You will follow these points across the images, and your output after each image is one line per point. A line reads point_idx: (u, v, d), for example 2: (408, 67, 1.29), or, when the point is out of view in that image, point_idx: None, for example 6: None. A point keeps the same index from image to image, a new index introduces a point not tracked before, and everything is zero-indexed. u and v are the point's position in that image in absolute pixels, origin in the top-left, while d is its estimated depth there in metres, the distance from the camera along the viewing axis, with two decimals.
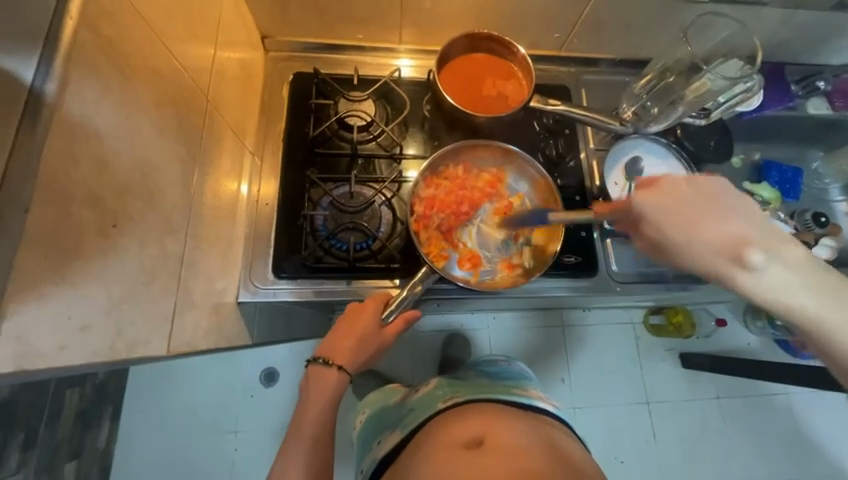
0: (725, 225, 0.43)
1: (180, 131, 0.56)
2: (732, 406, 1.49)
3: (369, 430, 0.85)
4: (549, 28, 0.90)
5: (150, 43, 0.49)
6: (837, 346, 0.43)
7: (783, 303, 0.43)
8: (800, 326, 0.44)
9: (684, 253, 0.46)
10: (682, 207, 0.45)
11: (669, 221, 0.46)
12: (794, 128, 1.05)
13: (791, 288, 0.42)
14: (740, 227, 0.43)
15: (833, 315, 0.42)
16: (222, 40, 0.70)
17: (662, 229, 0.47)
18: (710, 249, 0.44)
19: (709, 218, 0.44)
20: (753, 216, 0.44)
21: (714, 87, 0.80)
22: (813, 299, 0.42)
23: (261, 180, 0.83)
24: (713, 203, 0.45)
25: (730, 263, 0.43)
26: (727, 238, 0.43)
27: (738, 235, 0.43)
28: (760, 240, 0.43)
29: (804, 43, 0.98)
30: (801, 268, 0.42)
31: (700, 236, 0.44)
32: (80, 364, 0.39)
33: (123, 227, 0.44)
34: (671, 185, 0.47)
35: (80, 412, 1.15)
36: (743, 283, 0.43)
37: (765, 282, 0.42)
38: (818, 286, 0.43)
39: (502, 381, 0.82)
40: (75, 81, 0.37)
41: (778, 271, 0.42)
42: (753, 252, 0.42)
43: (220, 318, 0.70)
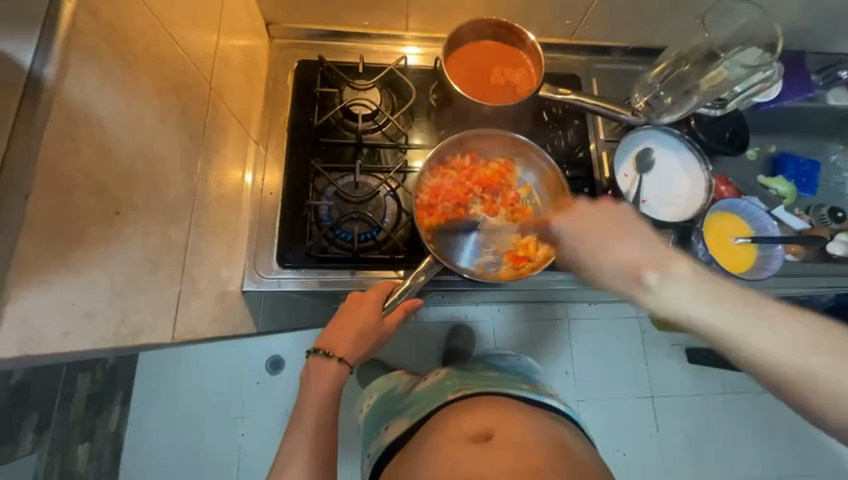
0: (624, 249, 0.52)
1: (182, 118, 0.55)
2: (738, 402, 1.48)
3: (376, 417, 0.86)
4: (560, 14, 0.87)
5: (152, 27, 0.48)
6: (766, 368, 0.44)
7: (692, 319, 0.47)
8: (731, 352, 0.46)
9: (599, 273, 0.54)
10: (592, 234, 0.55)
11: (586, 251, 0.55)
12: (813, 119, 1.02)
13: (692, 308, 0.47)
14: (643, 250, 0.51)
15: (746, 332, 0.45)
16: (225, 26, 0.69)
17: (578, 251, 0.57)
18: (612, 268, 0.53)
19: (611, 239, 0.53)
20: (648, 243, 0.52)
21: (731, 76, 0.78)
22: (723, 320, 0.45)
23: (266, 169, 0.83)
24: (617, 226, 0.54)
25: (633, 285, 0.51)
26: (615, 261, 0.52)
27: (635, 261, 0.51)
28: (653, 262, 0.50)
29: (827, 30, 0.94)
30: (699, 282, 0.47)
31: (605, 254, 0.53)
32: (85, 349, 0.40)
33: (126, 214, 0.44)
34: (586, 214, 0.57)
35: (91, 396, 1.17)
36: (645, 300, 0.50)
37: (665, 298, 0.48)
38: (725, 302, 0.46)
39: (510, 375, 0.81)
40: (76, 66, 0.36)
41: (677, 286, 0.48)
42: (646, 273, 0.50)
43: (225, 307, 0.70)
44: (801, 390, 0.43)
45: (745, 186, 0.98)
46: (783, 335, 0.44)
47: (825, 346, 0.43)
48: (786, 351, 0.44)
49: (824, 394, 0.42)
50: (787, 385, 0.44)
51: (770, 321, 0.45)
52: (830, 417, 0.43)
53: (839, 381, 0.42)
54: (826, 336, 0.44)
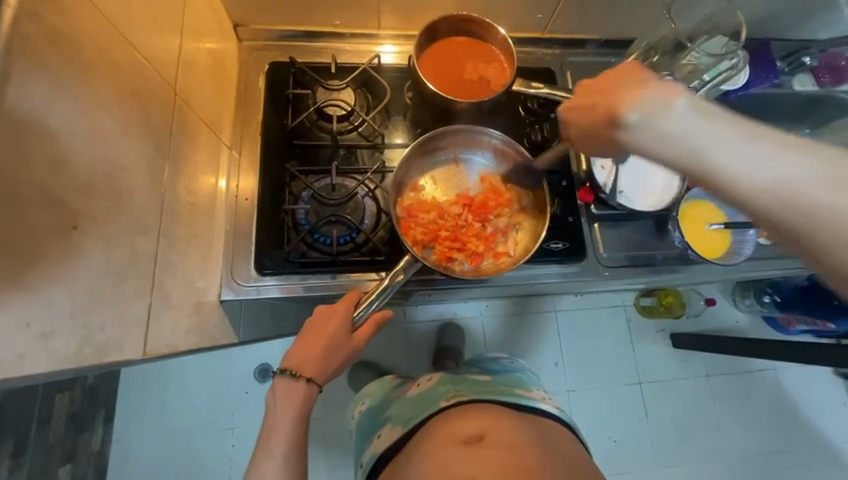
0: (619, 94, 0.49)
1: (145, 125, 0.54)
2: (723, 383, 1.52)
3: (369, 421, 0.84)
4: (531, 9, 0.87)
5: (105, 31, 0.46)
6: (769, 201, 0.41)
7: (682, 148, 0.45)
8: (718, 191, 0.44)
9: (593, 135, 0.54)
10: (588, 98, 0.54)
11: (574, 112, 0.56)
12: (780, 105, 1.04)
13: (683, 133, 0.45)
14: (641, 92, 0.48)
15: (724, 155, 0.42)
16: (189, 30, 0.67)
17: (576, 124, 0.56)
18: (603, 116, 0.51)
19: (611, 92, 0.51)
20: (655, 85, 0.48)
21: (700, 65, 0.81)
22: (719, 146, 0.43)
23: (240, 175, 0.81)
24: (625, 80, 0.51)
25: (614, 123, 0.50)
26: (620, 99, 0.49)
27: (627, 100, 0.48)
28: (643, 100, 0.47)
29: (790, 18, 0.97)
30: (695, 112, 0.45)
31: (598, 109, 0.52)
32: (45, 372, 0.38)
33: (86, 228, 0.42)
34: (592, 86, 0.55)
35: (71, 416, 1.13)
36: (632, 141, 0.49)
37: (645, 131, 0.47)
38: (714, 130, 0.43)
39: (505, 379, 0.80)
40: (18, 75, 0.35)
41: (664, 116, 0.45)
42: (631, 110, 0.48)
43: (202, 318, 0.68)
44: (783, 217, 0.41)
45: None
46: (773, 160, 0.41)
47: (827, 176, 0.39)
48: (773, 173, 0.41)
49: (818, 218, 0.39)
50: (770, 216, 0.41)
51: (761, 147, 0.42)
52: (825, 254, 0.39)
53: (833, 207, 0.39)
54: (833, 167, 0.40)
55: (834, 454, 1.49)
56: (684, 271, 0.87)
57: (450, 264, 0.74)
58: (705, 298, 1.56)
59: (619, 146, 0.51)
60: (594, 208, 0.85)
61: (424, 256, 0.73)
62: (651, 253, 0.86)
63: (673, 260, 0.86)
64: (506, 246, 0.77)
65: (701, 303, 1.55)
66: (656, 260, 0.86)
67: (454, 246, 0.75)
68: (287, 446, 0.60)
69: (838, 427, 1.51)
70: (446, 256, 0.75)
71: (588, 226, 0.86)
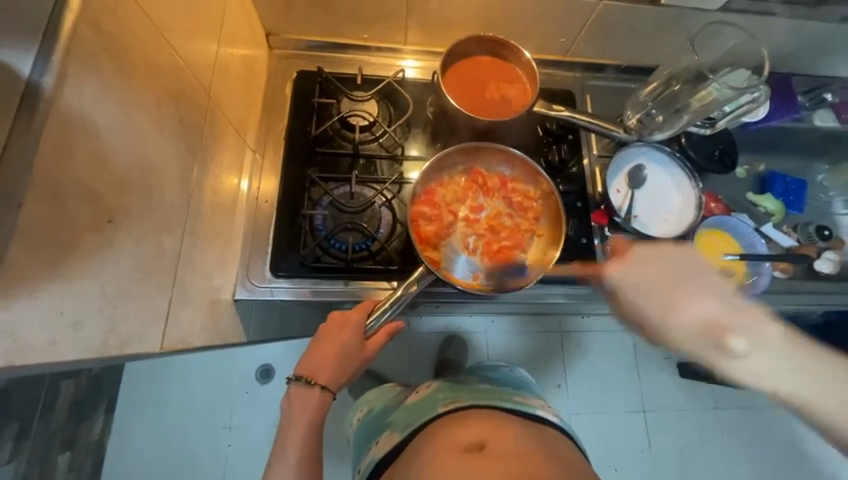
0: (695, 309, 0.55)
1: (180, 127, 0.56)
2: (730, 417, 1.48)
3: (364, 434, 0.84)
4: (555, 33, 0.89)
5: (152, 37, 0.49)
6: (796, 404, 0.53)
7: (751, 370, 0.53)
8: (772, 391, 0.53)
9: (668, 335, 0.57)
10: (667, 292, 0.57)
11: (659, 314, 0.57)
12: (800, 140, 1.04)
13: (760, 364, 0.53)
14: (724, 315, 0.54)
15: (804, 388, 0.52)
16: (225, 36, 0.70)
17: (644, 306, 0.59)
18: (691, 330, 0.55)
19: (673, 293, 0.57)
20: (720, 299, 0.55)
21: (720, 97, 0.80)
22: (768, 364, 0.53)
23: (262, 177, 0.83)
24: (678, 282, 0.57)
25: (713, 347, 0.54)
26: (674, 294, 0.57)
27: (711, 321, 0.54)
28: (736, 327, 0.54)
29: (811, 55, 0.98)
30: (768, 341, 0.53)
31: (667, 306, 0.57)
32: (73, 360, 0.39)
33: (119, 223, 0.44)
34: (656, 265, 0.59)
35: (75, 404, 1.15)
36: (725, 364, 0.54)
37: (738, 361, 0.53)
38: (778, 352, 0.53)
39: (504, 388, 0.81)
40: (74, 76, 0.37)
41: (758, 356, 0.53)
42: (732, 338, 0.53)
43: (216, 315, 0.70)
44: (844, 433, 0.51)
45: (733, 203, 1.00)
46: (800, 381, 0.52)
47: (840, 393, 0.51)
48: (816, 395, 0.51)
49: (838, 424, 0.50)
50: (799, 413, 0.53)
51: (801, 367, 0.53)
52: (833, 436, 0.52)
53: (838, 415, 0.50)
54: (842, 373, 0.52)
55: None
56: None
57: (449, 267, 0.75)
58: None
59: (703, 358, 0.56)
60: (608, 230, 0.85)
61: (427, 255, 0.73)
62: None
63: None
64: (508, 263, 0.77)
65: None
66: None
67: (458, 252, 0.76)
68: (291, 448, 0.61)
69: None
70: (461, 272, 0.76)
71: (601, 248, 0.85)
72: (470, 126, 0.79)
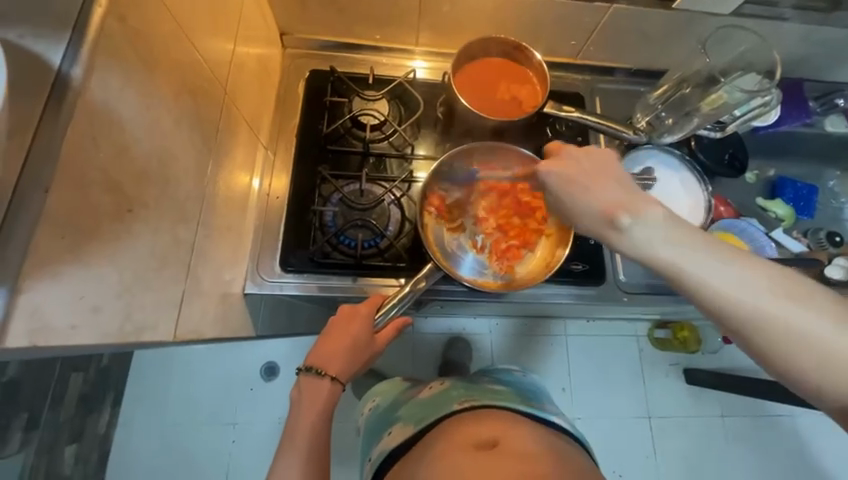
0: (599, 193, 0.49)
1: (197, 121, 0.57)
2: (737, 425, 1.46)
3: (375, 422, 0.84)
4: (565, 35, 0.90)
5: (173, 33, 0.50)
6: (728, 314, 0.42)
7: (652, 255, 0.45)
8: (689, 294, 0.44)
9: (573, 216, 0.51)
10: (576, 175, 0.51)
11: (565, 189, 0.51)
12: (811, 145, 1.04)
13: (659, 246, 0.44)
14: (618, 196, 0.48)
15: (706, 270, 0.43)
16: (241, 35, 0.71)
17: (557, 195, 0.52)
18: (592, 211, 0.49)
19: (592, 182, 0.50)
20: (630, 189, 0.49)
21: (731, 100, 0.80)
22: (696, 262, 0.43)
23: (273, 174, 0.84)
24: (602, 171, 0.50)
25: (606, 227, 0.48)
26: (597, 176, 0.50)
27: (615, 201, 0.47)
28: (630, 205, 0.47)
29: (823, 60, 0.97)
30: (672, 226, 0.45)
31: (578, 192, 0.50)
32: (91, 344, 0.40)
33: (137, 212, 0.45)
34: (570, 156, 0.52)
35: (81, 396, 1.17)
36: (617, 244, 0.47)
37: (638, 240, 0.45)
38: (698, 247, 0.44)
39: (518, 391, 0.80)
40: (101, 68, 0.38)
41: (649, 228, 0.45)
42: (623, 215, 0.46)
43: (226, 309, 0.70)
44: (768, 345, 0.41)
45: (743, 208, 0.99)
46: (736, 278, 0.42)
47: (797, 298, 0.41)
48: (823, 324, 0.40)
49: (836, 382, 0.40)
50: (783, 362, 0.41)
51: (724, 262, 0.43)
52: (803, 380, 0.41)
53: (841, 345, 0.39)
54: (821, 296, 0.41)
55: None
56: None
57: (456, 263, 0.76)
58: (722, 335, 1.52)
59: (603, 242, 0.49)
60: None
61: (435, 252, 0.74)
62: (670, 281, 0.85)
63: None
64: (516, 262, 0.78)
65: (718, 341, 1.52)
66: (677, 290, 0.85)
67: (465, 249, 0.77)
68: (298, 441, 0.61)
69: None
70: (469, 270, 0.77)
71: (609, 250, 0.86)
72: (480, 127, 0.80)
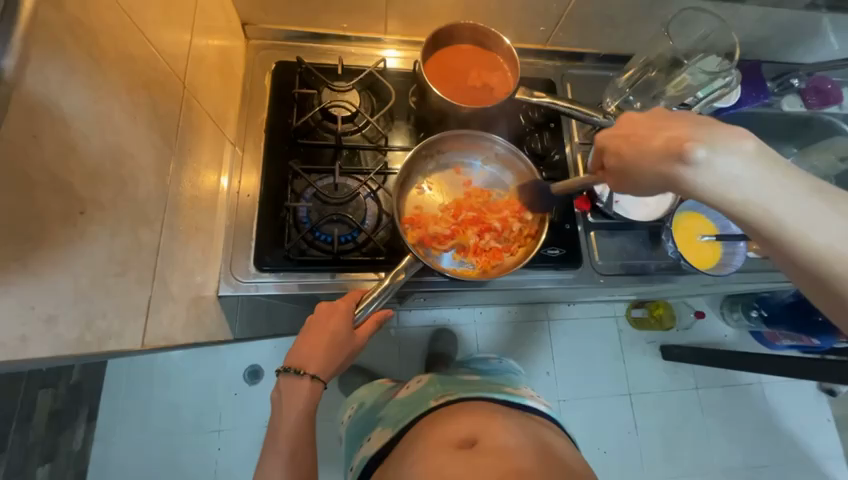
0: (677, 131, 0.47)
1: (155, 118, 0.54)
2: (711, 395, 1.54)
3: (358, 429, 0.84)
4: (534, 22, 0.90)
5: (122, 23, 0.47)
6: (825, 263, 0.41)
7: (736, 190, 0.43)
8: (765, 235, 0.44)
9: (639, 163, 0.50)
10: (639, 128, 0.51)
11: (628, 140, 0.52)
12: (770, 124, 1.08)
13: (745, 180, 0.43)
14: (701, 130, 0.46)
15: (793, 213, 0.42)
16: (200, 26, 0.68)
17: (622, 152, 0.53)
18: (660, 155, 0.47)
19: (663, 129, 0.49)
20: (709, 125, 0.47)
21: (694, 82, 0.83)
22: (781, 200, 0.42)
23: (242, 172, 0.81)
24: (673, 122, 0.49)
25: (680, 162, 0.45)
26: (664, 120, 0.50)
27: (689, 135, 0.46)
28: (709, 137, 0.44)
29: (780, 42, 1.01)
30: (761, 164, 0.43)
31: (644, 144, 0.50)
32: (46, 356, 0.38)
33: (92, 215, 0.43)
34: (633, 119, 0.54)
35: (53, 414, 1.10)
36: (693, 178, 0.45)
37: (713, 174, 0.44)
38: (792, 188, 0.42)
39: (493, 379, 0.81)
40: (36, 60, 0.35)
41: (730, 160, 0.43)
42: (698, 147, 0.44)
43: (199, 313, 0.68)
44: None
45: None
46: (840, 224, 0.41)
47: None
48: None
49: None
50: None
51: (823, 205, 0.42)
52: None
53: None
54: None
55: (815, 467, 1.51)
56: (677, 281, 0.89)
57: (436, 256, 0.76)
58: (695, 310, 1.59)
59: (673, 181, 0.47)
60: (591, 217, 0.88)
61: (414, 245, 0.74)
62: (644, 262, 0.88)
63: (666, 270, 0.88)
64: (497, 252, 0.78)
65: (692, 316, 1.59)
66: (650, 270, 0.87)
67: (447, 242, 0.77)
68: (283, 441, 0.60)
69: (821, 441, 1.54)
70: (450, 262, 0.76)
71: (584, 234, 0.88)
72: (453, 115, 0.79)
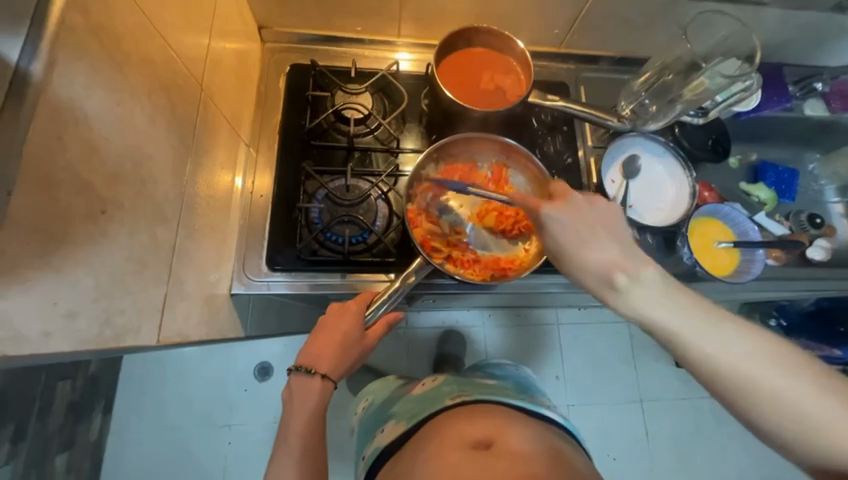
0: (599, 247, 0.52)
1: (172, 120, 0.55)
2: (726, 405, 1.50)
3: (369, 421, 0.84)
4: (548, 24, 0.89)
5: (142, 27, 0.48)
6: (724, 379, 0.46)
7: (644, 315, 0.48)
8: (675, 352, 0.48)
9: (575, 267, 0.54)
10: (574, 223, 0.54)
11: (563, 233, 0.54)
12: (791, 129, 1.06)
13: (651, 307, 0.48)
14: (614, 250, 0.52)
15: (693, 335, 0.47)
16: (217, 29, 0.69)
17: (559, 242, 0.55)
18: (591, 267, 0.52)
19: (590, 237, 0.53)
20: (624, 245, 0.52)
21: (712, 85, 0.80)
22: (679, 321, 0.47)
23: (256, 173, 0.82)
24: (594, 227, 0.54)
25: (603, 284, 0.51)
26: (581, 221, 0.54)
27: (612, 258, 0.51)
28: (624, 263, 0.50)
29: (803, 45, 0.98)
30: (664, 291, 0.48)
31: (582, 248, 0.53)
32: (66, 351, 0.39)
33: (113, 214, 0.44)
34: (572, 202, 0.56)
35: (71, 405, 1.13)
36: (612, 301, 0.51)
37: (633, 299, 0.49)
38: (689, 311, 0.47)
39: (509, 384, 0.81)
40: (63, 63, 0.36)
41: (641, 292, 0.49)
42: (619, 274, 0.50)
43: (212, 311, 0.69)
44: (749, 403, 0.46)
45: (727, 193, 1.01)
46: (729, 342, 0.46)
47: (786, 364, 0.45)
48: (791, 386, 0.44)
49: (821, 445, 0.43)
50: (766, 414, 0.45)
51: (713, 325, 0.47)
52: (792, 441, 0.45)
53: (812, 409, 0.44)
54: (798, 359, 0.46)
55: None
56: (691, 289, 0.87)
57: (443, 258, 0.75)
58: None
59: (601, 296, 0.53)
60: None
61: (420, 246, 0.73)
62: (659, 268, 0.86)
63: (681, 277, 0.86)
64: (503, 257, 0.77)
65: None
66: None
67: (443, 249, 0.75)
68: (291, 440, 0.61)
69: None
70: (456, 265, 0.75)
71: None
72: (463, 117, 0.79)
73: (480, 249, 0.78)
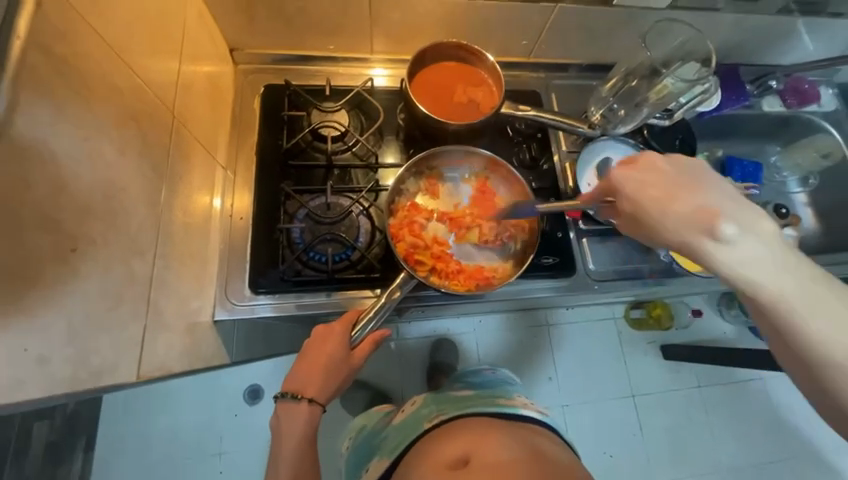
0: (704, 198, 0.46)
1: (144, 149, 0.54)
2: (713, 393, 1.54)
3: (357, 458, 0.83)
4: (517, 36, 0.92)
5: (108, 59, 0.48)
6: (813, 351, 0.43)
7: (749, 276, 0.44)
8: (765, 314, 0.45)
9: (664, 222, 0.48)
10: (661, 182, 0.49)
11: (645, 192, 0.49)
12: (752, 125, 1.11)
13: (759, 269, 0.43)
14: (723, 202, 0.45)
15: (803, 301, 0.43)
16: (187, 55, 0.69)
17: (642, 198, 0.50)
18: (684, 218, 0.46)
19: (689, 193, 0.47)
20: (729, 193, 0.46)
21: (675, 89, 0.84)
22: (794, 287, 0.43)
23: (235, 194, 0.82)
24: (697, 182, 0.47)
25: (702, 234, 0.45)
26: (682, 175, 0.48)
27: (716, 208, 0.45)
28: (734, 215, 0.44)
29: (757, 46, 1.04)
30: (777, 251, 0.44)
31: (675, 205, 0.47)
32: (41, 397, 0.38)
33: (85, 251, 0.43)
34: (653, 164, 0.50)
35: (50, 445, 1.08)
36: (713, 254, 0.45)
37: (744, 259, 0.43)
38: (799, 275, 0.43)
39: (487, 391, 0.81)
40: (25, 103, 0.36)
41: (756, 250, 0.43)
42: (724, 224, 0.44)
43: (195, 339, 0.68)
44: (826, 370, 0.43)
45: None
46: (834, 312, 0.43)
47: None
48: None
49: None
50: None
51: (820, 291, 0.43)
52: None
53: None
54: None
55: (823, 462, 1.51)
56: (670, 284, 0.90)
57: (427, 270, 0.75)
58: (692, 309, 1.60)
59: (691, 251, 0.47)
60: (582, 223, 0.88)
61: (404, 259, 0.74)
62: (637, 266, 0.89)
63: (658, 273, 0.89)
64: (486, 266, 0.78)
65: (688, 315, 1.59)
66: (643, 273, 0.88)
67: (427, 261, 0.76)
68: (284, 465, 0.60)
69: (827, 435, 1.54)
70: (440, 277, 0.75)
71: (576, 240, 0.89)
72: (439, 130, 0.80)
73: (463, 260, 0.79)
